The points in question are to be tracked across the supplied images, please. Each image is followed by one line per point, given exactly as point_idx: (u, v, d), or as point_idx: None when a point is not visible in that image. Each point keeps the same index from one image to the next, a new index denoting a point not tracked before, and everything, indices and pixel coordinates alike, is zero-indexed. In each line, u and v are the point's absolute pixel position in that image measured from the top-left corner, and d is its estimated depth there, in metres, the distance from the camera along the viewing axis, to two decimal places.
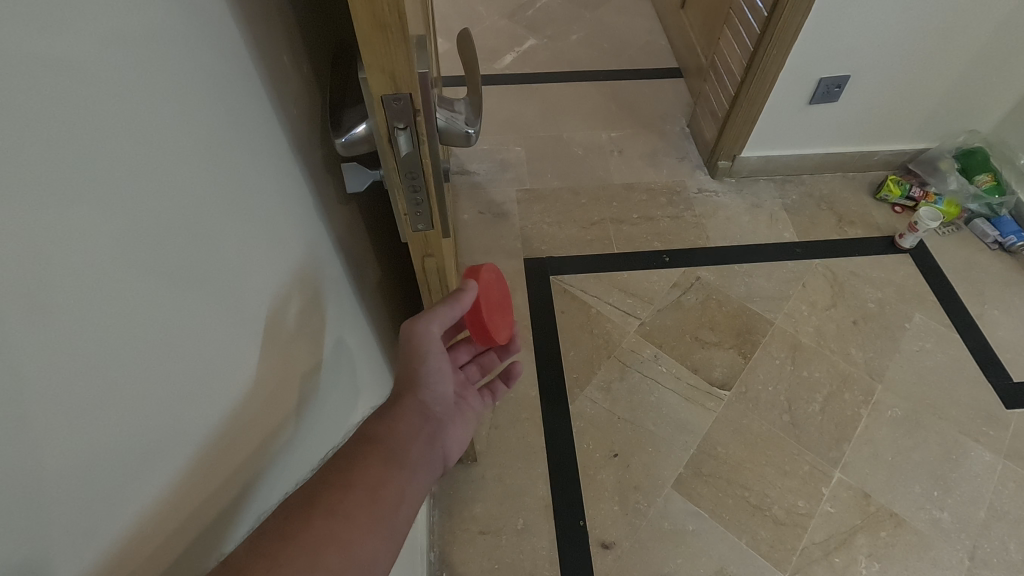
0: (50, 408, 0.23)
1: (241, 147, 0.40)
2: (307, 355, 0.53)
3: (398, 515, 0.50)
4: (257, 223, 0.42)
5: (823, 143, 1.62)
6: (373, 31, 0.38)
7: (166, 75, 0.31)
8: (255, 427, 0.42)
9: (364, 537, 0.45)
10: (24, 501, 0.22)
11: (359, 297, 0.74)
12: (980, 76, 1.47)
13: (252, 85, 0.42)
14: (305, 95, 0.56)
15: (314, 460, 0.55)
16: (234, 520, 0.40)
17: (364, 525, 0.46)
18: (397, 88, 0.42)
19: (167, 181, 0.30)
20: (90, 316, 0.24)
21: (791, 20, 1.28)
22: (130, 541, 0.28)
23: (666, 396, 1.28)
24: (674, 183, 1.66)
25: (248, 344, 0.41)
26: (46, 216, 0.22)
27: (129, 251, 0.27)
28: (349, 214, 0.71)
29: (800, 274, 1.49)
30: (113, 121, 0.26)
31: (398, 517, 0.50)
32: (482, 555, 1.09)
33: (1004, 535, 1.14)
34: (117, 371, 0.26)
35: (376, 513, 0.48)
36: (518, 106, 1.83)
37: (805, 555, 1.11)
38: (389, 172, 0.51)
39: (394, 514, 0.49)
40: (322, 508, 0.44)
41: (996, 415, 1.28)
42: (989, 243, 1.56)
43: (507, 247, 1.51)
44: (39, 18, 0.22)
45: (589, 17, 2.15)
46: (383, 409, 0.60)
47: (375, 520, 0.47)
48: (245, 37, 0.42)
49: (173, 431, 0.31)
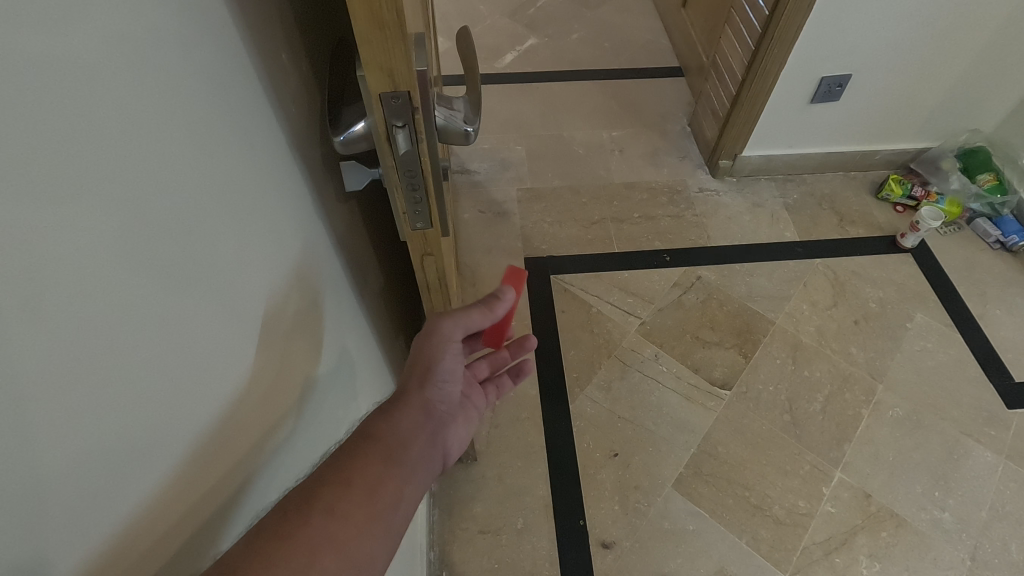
0: (49, 406, 0.23)
1: (238, 146, 0.40)
2: (306, 353, 0.53)
3: (398, 512, 0.49)
4: (253, 222, 0.42)
5: (823, 142, 1.62)
6: (371, 29, 0.38)
7: (164, 73, 0.31)
8: (250, 426, 0.42)
9: (360, 536, 0.45)
10: (20, 499, 0.22)
11: (358, 296, 0.74)
12: (982, 75, 1.46)
13: (250, 83, 0.42)
14: (304, 94, 0.56)
15: (310, 460, 0.55)
16: (229, 520, 0.40)
17: (359, 523, 0.45)
18: (395, 86, 0.42)
19: (164, 180, 0.30)
20: (85, 314, 0.24)
21: (792, 19, 1.27)
22: (124, 541, 0.28)
23: (666, 395, 1.28)
24: (674, 182, 1.66)
25: (243, 343, 0.40)
26: (43, 214, 0.22)
27: (126, 249, 0.27)
28: (349, 213, 0.71)
29: (800, 274, 1.49)
30: (112, 119, 0.26)
31: (394, 518, 0.49)
32: (482, 554, 1.09)
33: (1004, 535, 1.13)
34: (114, 369, 0.26)
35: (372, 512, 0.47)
36: (518, 105, 1.83)
37: (805, 555, 1.11)
38: (387, 170, 0.51)
39: (391, 514, 0.49)
40: (321, 506, 0.44)
41: (997, 415, 1.28)
42: (991, 243, 1.55)
43: (507, 246, 1.51)
44: (38, 17, 0.22)
45: (589, 16, 2.14)
46: (386, 405, 0.59)
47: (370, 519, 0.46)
48: (242, 35, 0.41)
49: (169, 429, 0.31)
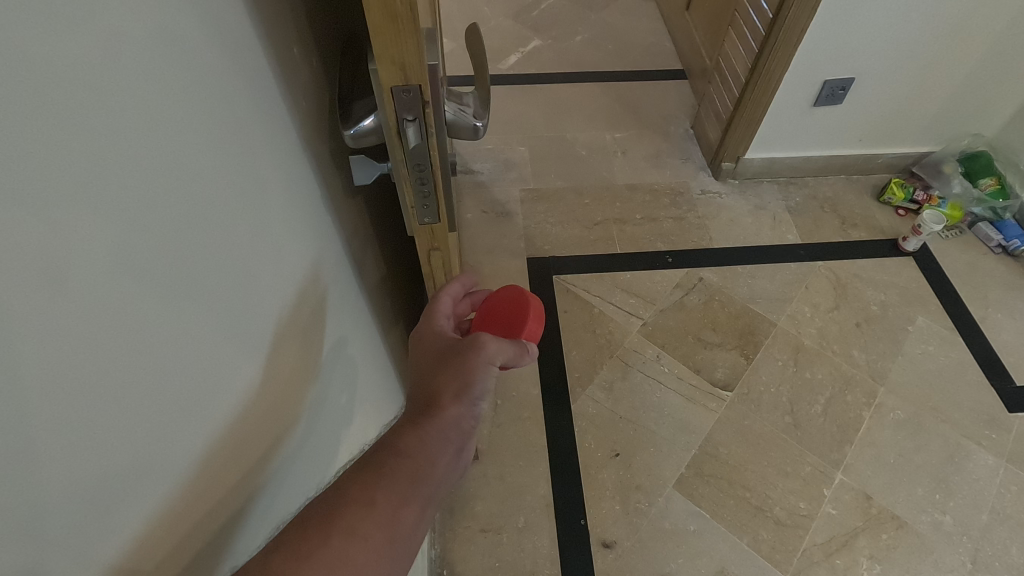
0: (47, 406, 0.22)
1: (247, 151, 0.40)
2: (313, 355, 0.54)
3: (418, 534, 0.44)
4: (262, 227, 0.42)
5: (825, 146, 1.62)
6: (385, 23, 0.38)
7: (179, 82, 0.31)
8: (256, 435, 0.42)
9: (380, 561, 0.40)
10: (22, 510, 0.21)
11: (364, 293, 0.75)
12: (986, 79, 1.47)
13: (263, 88, 0.43)
14: (314, 89, 0.57)
15: (313, 474, 0.54)
16: (236, 530, 0.39)
17: (380, 547, 0.40)
18: (406, 80, 0.43)
19: (174, 190, 0.31)
20: (88, 325, 0.24)
21: (795, 21, 1.28)
22: (129, 554, 0.28)
23: (667, 396, 1.28)
24: (677, 184, 1.67)
25: (247, 351, 0.40)
26: (37, 217, 0.21)
27: (127, 255, 0.26)
28: (356, 207, 0.72)
29: (802, 276, 1.49)
30: (122, 124, 0.26)
31: (417, 537, 0.43)
32: (482, 552, 1.09)
33: (1005, 537, 1.13)
34: (114, 376, 0.26)
35: (395, 535, 0.41)
36: (522, 106, 1.84)
37: (805, 556, 1.11)
38: (398, 165, 0.51)
39: (414, 535, 0.43)
40: (340, 526, 0.39)
41: (998, 418, 1.28)
42: (992, 247, 1.55)
43: (508, 245, 1.51)
44: (47, 24, 0.22)
45: (593, 18, 2.15)
46: (416, 414, 0.50)
47: (390, 543, 0.41)
48: (258, 35, 0.43)
49: (174, 439, 0.31)
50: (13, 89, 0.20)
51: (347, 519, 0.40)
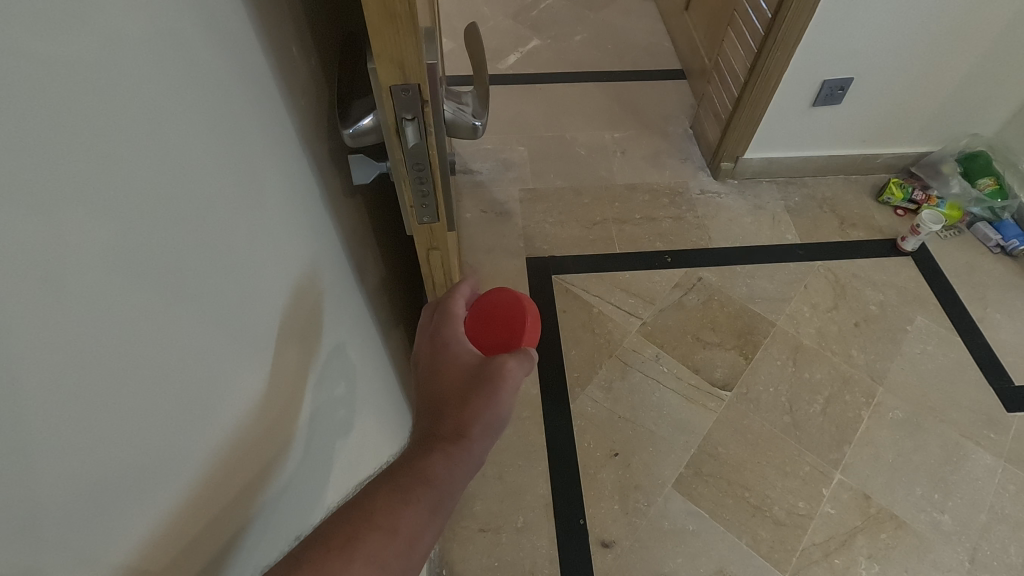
0: (47, 404, 0.22)
1: (246, 151, 0.40)
2: (314, 356, 0.54)
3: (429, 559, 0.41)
4: (261, 229, 0.42)
5: (824, 146, 1.62)
6: (384, 23, 0.38)
7: (178, 81, 0.31)
8: (257, 436, 0.42)
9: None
10: (20, 510, 0.21)
11: (364, 292, 0.75)
12: (985, 79, 1.47)
13: (262, 89, 0.43)
14: (314, 88, 0.57)
15: (315, 486, 0.54)
16: (236, 535, 0.39)
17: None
18: (406, 78, 0.42)
19: (173, 190, 0.30)
20: (85, 325, 0.24)
21: (794, 21, 1.28)
22: (127, 554, 0.28)
23: (666, 396, 1.28)
24: (676, 183, 1.67)
25: (246, 352, 0.40)
26: (36, 217, 0.21)
27: (126, 255, 0.27)
28: (355, 207, 0.72)
29: (801, 276, 1.49)
30: (121, 123, 0.26)
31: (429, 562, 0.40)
32: (481, 552, 1.09)
33: (1004, 536, 1.14)
34: (113, 375, 0.26)
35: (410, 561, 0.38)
36: (521, 106, 1.84)
37: (804, 556, 1.11)
38: (397, 164, 0.51)
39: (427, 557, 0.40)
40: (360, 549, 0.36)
41: (997, 418, 1.28)
42: (992, 247, 1.55)
43: (507, 245, 1.51)
44: (47, 23, 0.22)
45: (592, 18, 2.16)
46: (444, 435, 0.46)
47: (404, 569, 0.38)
48: (258, 37, 0.43)
49: (174, 439, 0.31)
50: (13, 88, 0.20)
51: (368, 546, 0.36)
